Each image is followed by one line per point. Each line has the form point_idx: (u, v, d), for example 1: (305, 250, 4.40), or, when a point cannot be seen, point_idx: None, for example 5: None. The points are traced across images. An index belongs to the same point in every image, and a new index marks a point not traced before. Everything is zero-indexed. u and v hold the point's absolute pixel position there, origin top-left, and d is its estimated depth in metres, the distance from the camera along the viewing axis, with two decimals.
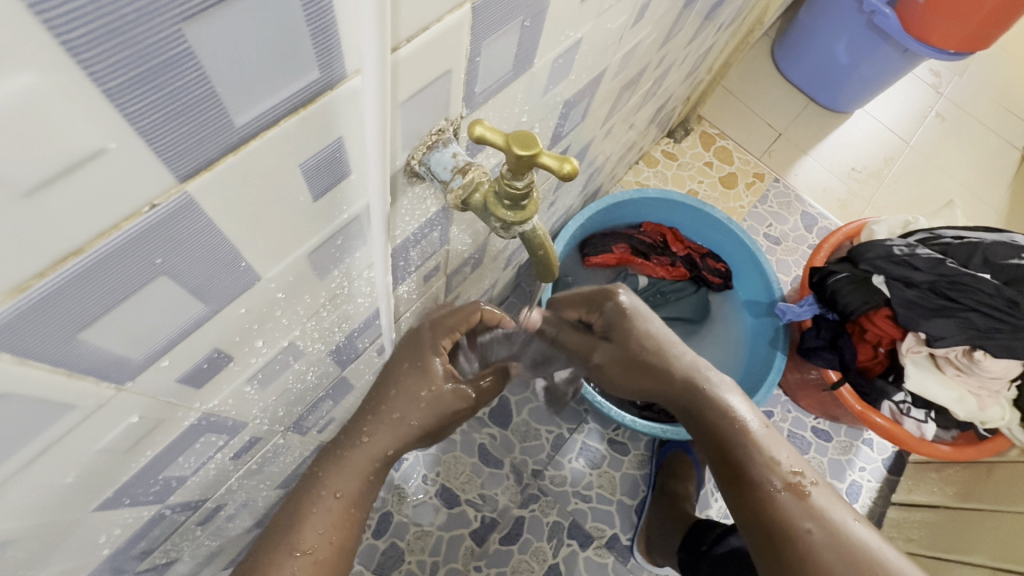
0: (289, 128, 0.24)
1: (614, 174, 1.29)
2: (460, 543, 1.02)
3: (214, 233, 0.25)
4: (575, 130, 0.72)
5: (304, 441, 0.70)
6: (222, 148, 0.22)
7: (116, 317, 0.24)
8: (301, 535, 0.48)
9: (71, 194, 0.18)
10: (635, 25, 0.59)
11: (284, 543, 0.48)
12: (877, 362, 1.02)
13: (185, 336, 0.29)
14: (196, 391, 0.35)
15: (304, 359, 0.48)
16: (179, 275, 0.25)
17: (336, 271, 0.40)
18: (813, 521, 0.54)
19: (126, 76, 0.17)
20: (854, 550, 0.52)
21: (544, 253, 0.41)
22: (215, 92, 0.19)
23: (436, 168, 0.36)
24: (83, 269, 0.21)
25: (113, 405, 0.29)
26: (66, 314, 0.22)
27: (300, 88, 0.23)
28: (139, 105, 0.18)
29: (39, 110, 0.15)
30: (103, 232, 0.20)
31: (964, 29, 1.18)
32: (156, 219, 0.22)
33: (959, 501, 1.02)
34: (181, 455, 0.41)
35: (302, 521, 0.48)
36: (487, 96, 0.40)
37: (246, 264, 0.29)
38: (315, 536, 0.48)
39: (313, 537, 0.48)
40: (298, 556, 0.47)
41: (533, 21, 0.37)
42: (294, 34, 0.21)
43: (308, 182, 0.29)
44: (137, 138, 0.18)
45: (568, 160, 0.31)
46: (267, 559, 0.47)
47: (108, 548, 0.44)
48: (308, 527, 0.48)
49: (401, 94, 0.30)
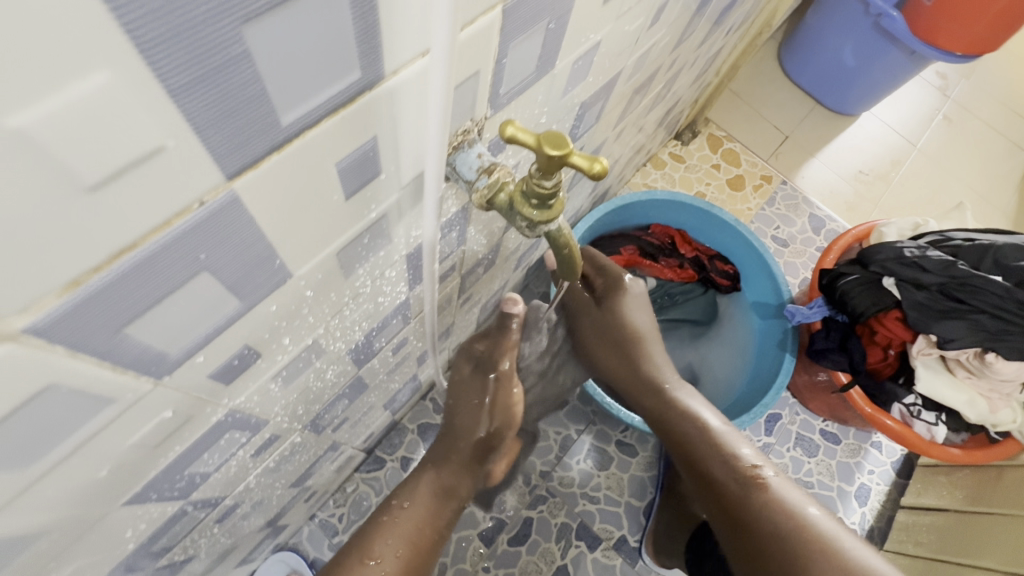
0: (329, 127, 0.25)
1: (623, 175, 1.29)
2: (469, 543, 1.03)
3: (254, 230, 0.26)
4: (588, 132, 0.73)
5: (318, 439, 0.70)
6: (267, 147, 0.22)
7: (160, 312, 0.25)
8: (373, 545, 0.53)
9: (130, 191, 0.19)
10: (650, 28, 0.60)
11: (358, 553, 0.53)
12: (887, 364, 1.03)
13: (219, 332, 0.30)
14: (224, 388, 0.36)
15: (325, 357, 0.49)
16: (219, 271, 0.26)
17: (361, 269, 0.40)
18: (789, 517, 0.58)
19: (189, 75, 0.17)
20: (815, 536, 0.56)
21: (569, 252, 0.42)
22: (265, 91, 0.20)
23: (461, 168, 0.37)
24: (135, 263, 0.21)
25: (148, 400, 0.29)
26: (116, 308, 0.22)
27: (342, 87, 0.23)
28: (198, 103, 0.18)
29: (109, 109, 0.16)
30: (156, 228, 0.21)
31: (971, 33, 1.18)
32: (204, 216, 0.22)
33: (969, 504, 1.02)
34: (205, 452, 0.42)
35: (379, 532, 0.55)
36: (511, 98, 0.40)
37: (281, 261, 0.30)
38: (387, 546, 0.54)
39: (383, 546, 0.53)
40: (370, 564, 0.52)
41: (557, 23, 0.38)
42: (341, 35, 0.21)
43: (342, 181, 0.29)
44: (194, 136, 0.19)
45: (599, 160, 0.31)
46: (342, 565, 0.52)
47: (132, 543, 0.44)
48: (382, 537, 0.54)
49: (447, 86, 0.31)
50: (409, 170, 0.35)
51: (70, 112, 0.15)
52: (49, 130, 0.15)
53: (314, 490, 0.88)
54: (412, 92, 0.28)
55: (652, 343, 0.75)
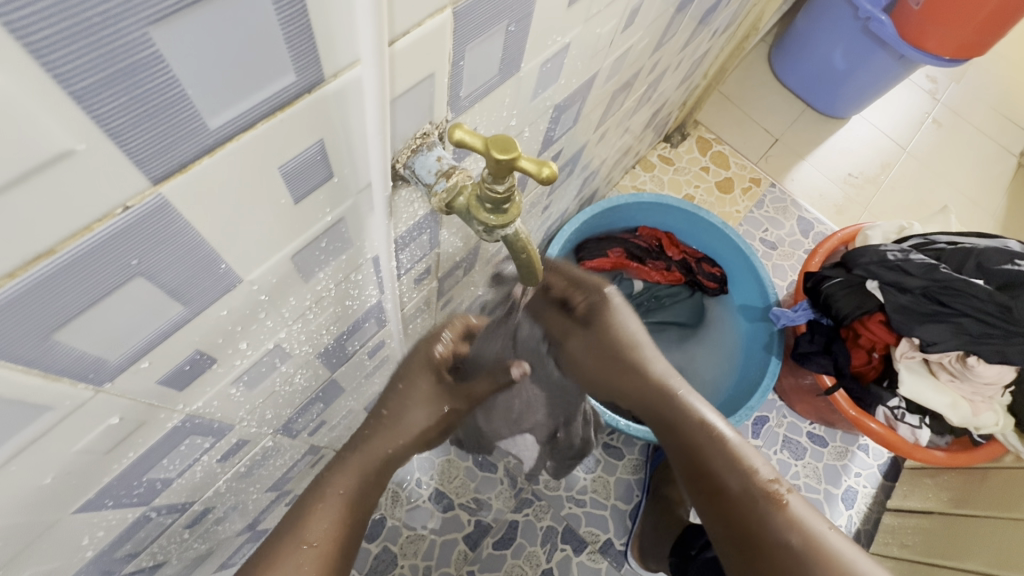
0: (265, 130, 0.24)
1: (610, 177, 1.29)
2: (454, 547, 1.02)
3: (192, 235, 0.25)
4: (567, 134, 0.72)
5: (294, 443, 0.69)
6: (196, 150, 0.22)
7: (94, 316, 0.24)
8: (308, 525, 0.47)
9: (40, 195, 0.18)
10: (625, 30, 0.60)
11: (292, 532, 0.47)
12: (871, 367, 1.03)
13: (165, 337, 0.30)
14: (180, 393, 0.36)
15: (292, 361, 0.48)
16: (156, 276, 0.25)
17: (322, 273, 0.40)
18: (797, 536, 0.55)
19: (94, 78, 0.17)
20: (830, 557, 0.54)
21: (527, 256, 0.41)
22: (186, 94, 0.19)
23: (420, 171, 0.36)
24: (55, 269, 0.21)
25: (90, 407, 0.29)
26: (40, 315, 0.22)
27: (275, 90, 0.23)
28: (109, 105, 0.18)
29: (5, 111, 0.16)
30: (76, 233, 0.20)
31: (961, 36, 1.18)
32: (130, 221, 0.22)
33: (954, 506, 1.02)
34: (166, 457, 0.41)
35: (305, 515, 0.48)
36: (474, 100, 0.40)
37: (226, 265, 0.29)
38: (323, 527, 0.48)
39: (320, 528, 0.47)
40: (306, 548, 0.46)
41: (518, 25, 0.37)
42: (267, 36, 0.21)
43: (289, 185, 0.29)
44: (109, 140, 0.19)
45: (548, 164, 0.31)
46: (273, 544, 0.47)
47: (91, 550, 0.44)
48: (315, 519, 0.48)
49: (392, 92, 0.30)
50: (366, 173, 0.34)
51: None
52: None
53: (295, 494, 0.87)
54: (354, 100, 0.28)
55: (648, 349, 0.65)
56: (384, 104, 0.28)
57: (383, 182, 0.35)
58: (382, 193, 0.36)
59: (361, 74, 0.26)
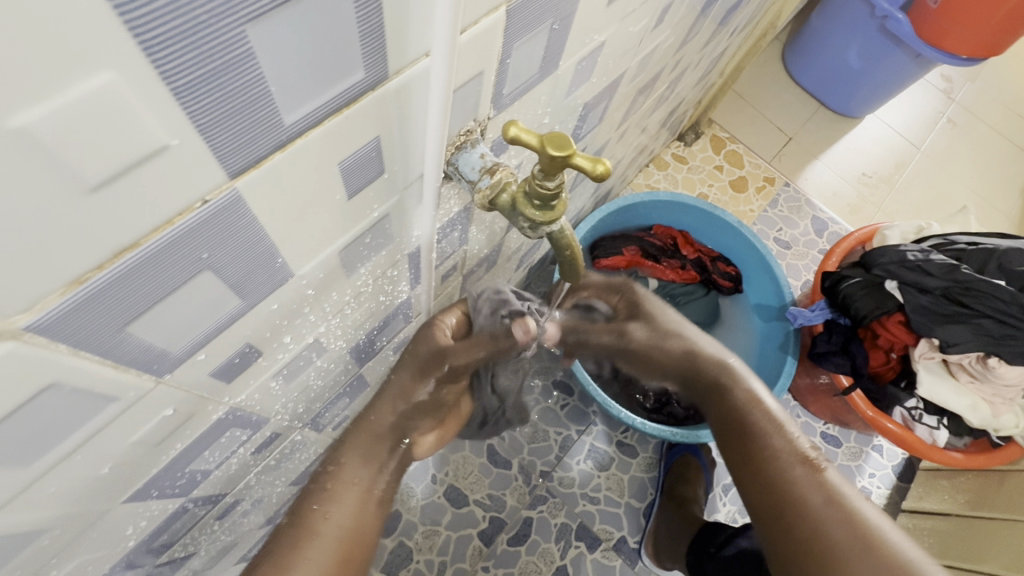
0: (332, 126, 0.25)
1: (625, 176, 1.29)
2: (468, 543, 1.02)
3: (256, 230, 0.26)
4: (591, 132, 0.72)
5: (318, 438, 0.70)
6: (271, 146, 0.22)
7: (163, 309, 0.25)
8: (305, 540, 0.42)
9: (135, 188, 0.19)
10: (654, 29, 0.60)
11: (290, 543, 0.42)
12: (889, 367, 1.02)
13: (221, 330, 0.30)
14: (226, 386, 0.36)
15: (326, 356, 0.49)
16: (221, 270, 0.26)
17: (363, 268, 0.40)
18: (831, 500, 0.45)
19: (193, 76, 0.17)
20: (867, 534, 0.44)
21: (570, 253, 0.42)
22: (268, 91, 0.20)
23: (464, 168, 0.37)
24: (138, 261, 0.21)
25: (149, 398, 0.30)
26: (121, 305, 0.22)
27: (344, 87, 0.23)
28: (201, 103, 0.18)
29: (113, 109, 0.16)
30: (158, 227, 0.21)
31: (979, 35, 1.16)
32: (208, 215, 0.22)
33: (971, 508, 1.01)
34: (207, 449, 0.42)
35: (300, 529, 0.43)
36: (515, 98, 0.40)
37: (282, 261, 0.30)
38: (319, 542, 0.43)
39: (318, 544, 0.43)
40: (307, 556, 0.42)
41: (561, 24, 0.38)
42: (343, 33, 0.21)
43: (345, 180, 0.29)
44: (197, 137, 0.19)
45: (601, 162, 0.32)
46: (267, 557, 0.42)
47: (133, 539, 0.44)
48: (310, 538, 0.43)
49: (456, 82, 0.31)
50: (417, 166, 0.35)
51: (71, 113, 0.15)
52: (53, 129, 0.15)
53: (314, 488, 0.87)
54: (418, 93, 0.28)
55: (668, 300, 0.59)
56: (447, 95, 0.29)
57: (434, 173, 0.36)
58: (433, 183, 0.37)
59: (419, 70, 0.27)
